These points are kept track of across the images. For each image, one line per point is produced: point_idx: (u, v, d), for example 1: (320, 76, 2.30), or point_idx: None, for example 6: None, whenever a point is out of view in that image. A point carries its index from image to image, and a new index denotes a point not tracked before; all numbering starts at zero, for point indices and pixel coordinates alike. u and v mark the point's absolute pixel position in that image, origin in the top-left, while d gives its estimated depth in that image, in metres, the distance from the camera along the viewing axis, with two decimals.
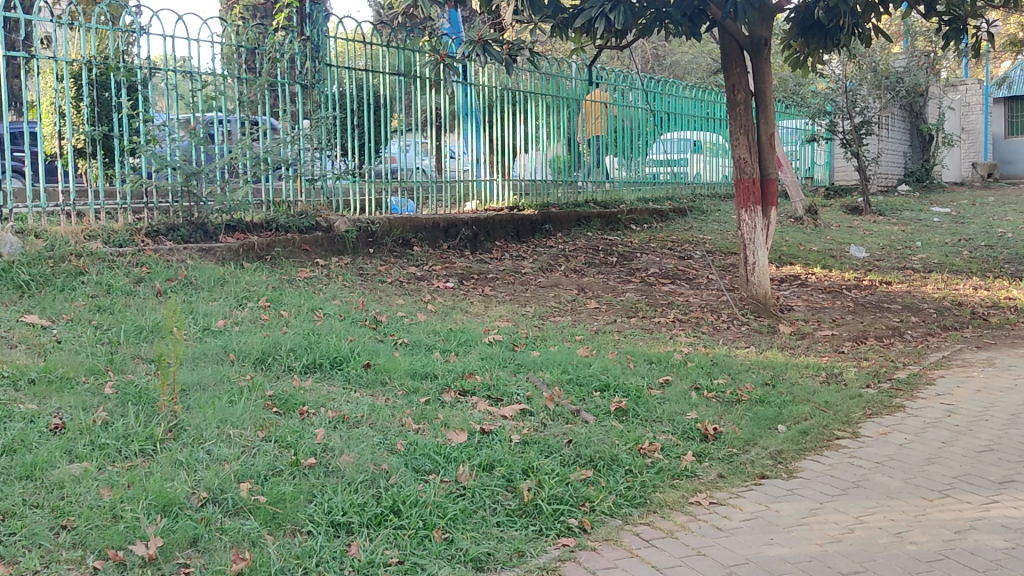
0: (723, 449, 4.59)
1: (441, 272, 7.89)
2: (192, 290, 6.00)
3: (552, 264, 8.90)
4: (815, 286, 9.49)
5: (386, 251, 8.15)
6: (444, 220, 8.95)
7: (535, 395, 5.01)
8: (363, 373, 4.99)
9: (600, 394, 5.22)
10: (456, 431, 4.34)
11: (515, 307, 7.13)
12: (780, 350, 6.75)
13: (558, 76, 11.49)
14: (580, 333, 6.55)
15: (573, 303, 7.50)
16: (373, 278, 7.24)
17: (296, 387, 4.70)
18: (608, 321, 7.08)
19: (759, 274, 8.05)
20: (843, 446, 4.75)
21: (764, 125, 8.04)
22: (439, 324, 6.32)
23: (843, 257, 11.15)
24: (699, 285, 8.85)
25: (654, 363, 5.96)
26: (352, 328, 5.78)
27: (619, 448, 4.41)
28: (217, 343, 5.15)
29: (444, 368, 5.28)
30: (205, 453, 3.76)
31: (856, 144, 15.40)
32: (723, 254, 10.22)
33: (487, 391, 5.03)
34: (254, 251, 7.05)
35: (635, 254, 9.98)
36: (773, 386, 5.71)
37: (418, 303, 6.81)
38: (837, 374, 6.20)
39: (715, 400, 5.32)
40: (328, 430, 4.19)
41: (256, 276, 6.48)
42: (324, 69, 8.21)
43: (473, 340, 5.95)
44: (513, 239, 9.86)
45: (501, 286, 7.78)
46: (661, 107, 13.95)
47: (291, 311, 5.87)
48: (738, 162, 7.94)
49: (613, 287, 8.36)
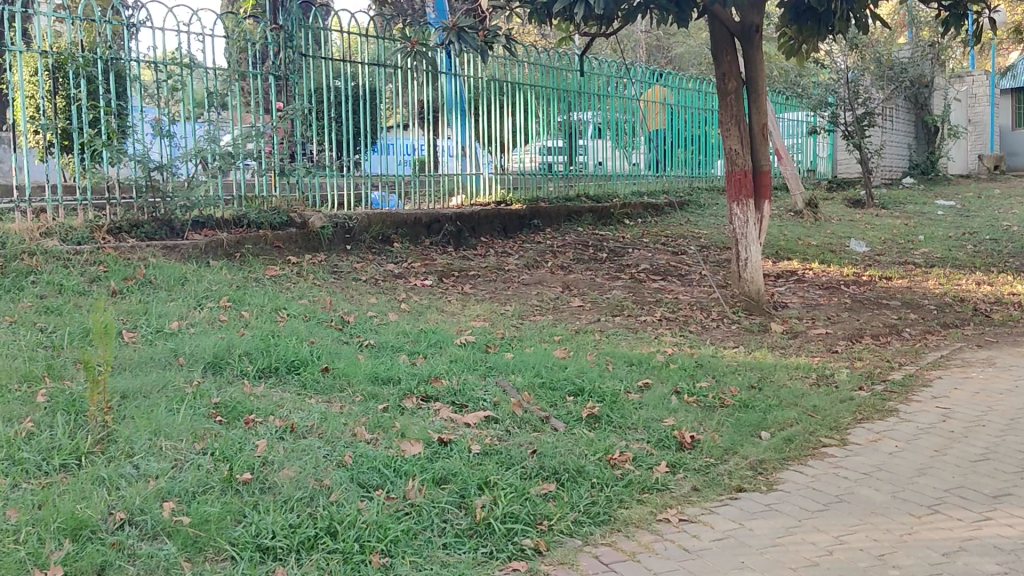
0: (699, 459, 4.30)
1: (420, 270, 7.60)
2: (150, 289, 5.73)
3: (537, 261, 8.61)
4: (811, 282, 9.18)
5: (364, 248, 7.86)
6: (426, 216, 8.66)
7: (502, 401, 4.72)
8: (320, 378, 4.72)
9: (573, 399, 4.94)
10: (411, 442, 4.05)
11: (495, 306, 6.85)
12: (770, 350, 6.44)
13: (549, 67, 11.21)
14: (560, 334, 6.26)
15: (555, 302, 7.21)
16: (346, 277, 6.96)
17: (245, 394, 4.42)
18: (590, 320, 6.79)
19: (752, 270, 7.72)
20: (829, 455, 4.45)
21: (756, 114, 7.72)
22: (410, 324, 6.03)
23: (842, 252, 10.83)
24: (690, 281, 8.54)
25: (635, 365, 5.66)
26: (315, 330, 5.50)
27: (586, 459, 4.12)
28: (167, 346, 4.87)
29: (409, 372, 5.00)
30: (132, 469, 3.49)
31: (858, 136, 15.05)
32: (718, 250, 9.90)
33: (452, 396, 4.74)
34: (222, 248, 6.78)
35: (626, 250, 9.67)
36: (759, 389, 5.42)
37: (392, 303, 6.52)
38: (829, 376, 5.90)
39: (696, 406, 5.02)
40: (272, 440, 3.91)
41: (219, 274, 6.20)
42: (299, 60, 7.97)
43: (444, 342, 5.67)
44: (500, 235, 9.58)
45: (482, 284, 7.50)
46: (659, 99, 13.67)
47: (253, 312, 5.59)
48: (729, 153, 7.63)
49: (600, 284, 8.07)
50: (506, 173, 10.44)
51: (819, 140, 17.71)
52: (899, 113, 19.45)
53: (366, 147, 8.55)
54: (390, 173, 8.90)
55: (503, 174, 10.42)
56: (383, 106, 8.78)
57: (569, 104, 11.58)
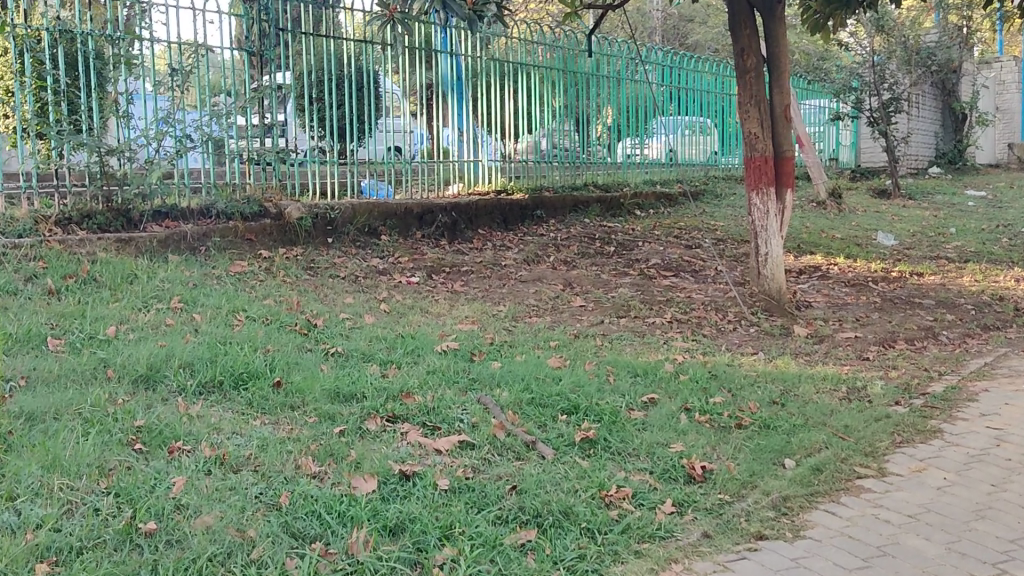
0: (712, 496, 3.61)
1: (407, 265, 6.92)
2: (93, 289, 5.08)
3: (538, 255, 7.93)
4: (837, 279, 8.46)
5: (347, 241, 7.19)
6: (417, 206, 7.98)
7: (482, 421, 4.05)
8: (269, 394, 4.06)
9: (566, 419, 4.25)
10: (364, 477, 3.37)
11: (487, 306, 6.17)
12: (793, 357, 5.74)
13: (556, 46, 10.47)
14: (558, 338, 5.58)
15: (555, 301, 6.53)
16: (323, 273, 6.30)
17: (178, 415, 3.77)
18: (592, 322, 6.11)
19: (772, 266, 7.03)
20: (865, 490, 3.76)
21: (778, 96, 7.00)
22: (387, 327, 5.36)
23: (869, 245, 10.09)
24: (705, 278, 7.84)
25: (640, 375, 4.97)
26: (276, 335, 4.84)
27: (576, 496, 3.45)
28: (96, 357, 4.22)
29: (377, 386, 4.33)
30: (11, 515, 2.83)
31: (884, 123, 14.30)
32: (735, 243, 9.19)
33: (424, 416, 4.07)
34: (185, 241, 6.14)
35: (636, 243, 8.97)
36: (782, 406, 4.72)
37: (371, 302, 5.85)
38: (861, 388, 5.19)
39: (709, 427, 4.33)
40: (195, 476, 3.24)
41: (175, 271, 5.55)
42: (276, 35, 7.28)
43: (424, 347, 5.00)
44: (500, 227, 8.89)
45: (475, 281, 6.82)
46: (674, 81, 12.91)
47: (206, 314, 4.94)
48: (747, 137, 6.92)
49: (605, 281, 7.38)
50: (507, 161, 9.78)
51: (842, 127, 16.91)
52: (925, 99, 18.60)
53: (353, 131, 7.89)
54: (379, 158, 8.31)
55: (504, 162, 9.74)
56: (368, 88, 8.12)
57: (577, 88, 10.87)
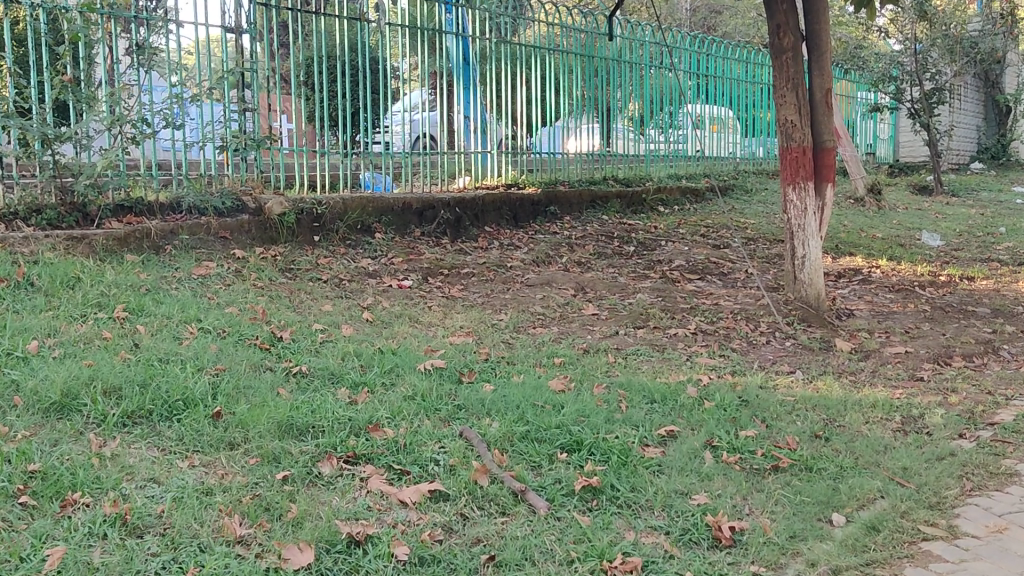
0: (743, 568, 2.87)
1: (401, 266, 6.21)
2: (27, 295, 4.41)
3: (549, 256, 7.20)
4: (880, 284, 7.67)
5: (336, 239, 6.49)
6: (417, 201, 7.26)
7: (462, 463, 3.32)
8: (206, 427, 3.37)
9: (566, 458, 3.53)
10: (301, 545, 2.66)
11: (485, 314, 5.46)
12: (837, 377, 4.97)
13: (573, 28, 9.69)
14: (564, 354, 4.85)
15: (564, 309, 5.81)
16: (303, 275, 5.59)
17: (86, 456, 3.08)
18: (605, 334, 5.38)
19: (810, 270, 6.27)
20: (935, 559, 3.01)
21: (817, 79, 6.22)
22: (366, 339, 4.65)
23: (913, 246, 9.28)
24: (734, 282, 7.08)
25: (659, 401, 4.23)
26: (230, 350, 4.15)
27: (571, 571, 2.72)
28: (6, 378, 3.54)
29: (339, 415, 3.62)
30: None
31: (925, 115, 13.47)
32: (768, 243, 8.42)
33: (393, 455, 3.34)
34: (148, 239, 5.47)
35: (658, 242, 8.22)
36: (826, 441, 3.97)
37: (352, 309, 5.15)
38: (918, 417, 4.42)
39: (738, 469, 3.59)
40: (84, 546, 2.55)
41: (129, 273, 4.88)
42: (258, 10, 6.57)
43: (405, 365, 4.29)
44: (510, 224, 8.17)
45: (475, 285, 6.11)
46: (700, 68, 12.10)
47: (153, 326, 4.26)
48: (783, 126, 6.15)
49: (622, 285, 6.64)
50: (515, 152, 9.08)
51: (880, 119, 16.02)
52: (967, 91, 17.71)
53: (346, 119, 7.22)
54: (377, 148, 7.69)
55: (513, 152, 9.05)
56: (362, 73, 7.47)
57: (597, 75, 10.11)
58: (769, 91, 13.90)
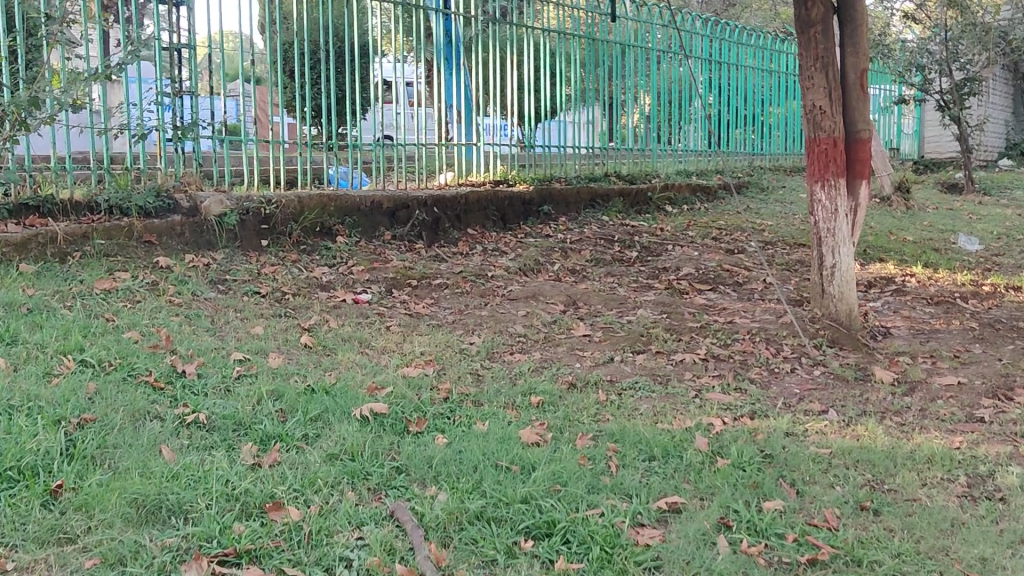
0: None
1: (361, 276, 5.30)
2: None
3: (539, 263, 6.29)
4: (917, 295, 6.73)
5: (288, 243, 5.57)
6: (389, 199, 6.35)
7: (383, 564, 2.42)
8: (36, 511, 2.48)
9: (531, 549, 2.62)
10: None
11: (453, 337, 4.55)
12: (880, 420, 4.04)
13: (572, 8, 8.76)
14: (543, 389, 3.94)
15: (550, 328, 4.89)
16: (237, 288, 4.69)
17: None
18: (597, 362, 4.46)
19: (841, 282, 5.35)
20: None
21: (851, 57, 5.28)
22: (297, 373, 3.75)
23: (948, 250, 8.34)
24: (750, 294, 6.16)
25: (658, 457, 3.32)
26: (111, 393, 3.25)
27: None
28: None
29: (230, 488, 2.74)
30: None
31: (956, 106, 12.52)
32: (788, 249, 7.48)
33: (291, 552, 2.45)
34: (53, 245, 4.58)
35: (664, 247, 7.31)
36: (876, 516, 3.05)
37: (289, 332, 4.24)
38: (987, 476, 3.48)
39: (762, 565, 2.67)
40: None
41: (11, 289, 3.99)
42: None
43: (338, 410, 3.38)
44: (497, 226, 7.24)
45: (447, 299, 5.20)
46: (712, 56, 11.16)
47: (18, 359, 3.37)
48: (811, 113, 5.22)
49: (622, 297, 5.72)
50: (505, 144, 8.19)
51: (904, 113, 15.04)
52: (995, 84, 16.64)
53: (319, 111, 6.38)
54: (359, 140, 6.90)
55: (503, 145, 8.16)
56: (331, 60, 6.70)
57: (601, 62, 9.20)
58: (785, 82, 12.93)
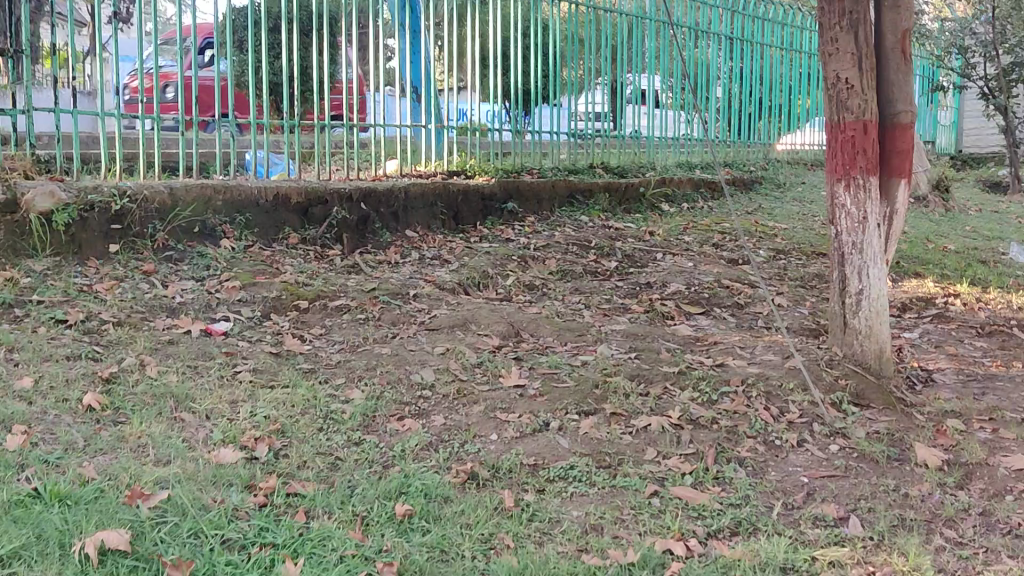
0: None
1: (233, 295, 4.02)
2: None
3: (486, 277, 4.98)
4: (965, 323, 5.36)
5: (148, 250, 4.30)
6: (302, 192, 5.05)
7: None
8: None
9: None
10: None
11: (323, 391, 3.25)
12: (927, 540, 2.71)
13: None
14: (421, 486, 2.63)
15: (467, 375, 3.58)
16: (36, 315, 3.43)
17: None
18: (521, 433, 3.15)
19: (870, 312, 4.02)
20: None
21: (891, 14, 3.92)
22: (40, 463, 2.47)
23: (999, 262, 6.98)
24: (752, 322, 4.83)
25: None
26: None
27: None
28: None
29: None
30: None
31: (1003, 94, 11.05)
32: (805, 262, 6.13)
33: None
34: None
35: (651, 256, 5.97)
36: None
37: (73, 385, 2.97)
38: None
39: None
40: None
41: None
42: None
43: (51, 542, 2.10)
44: (447, 226, 5.94)
45: (340, 329, 3.89)
46: (732, 32, 9.76)
47: None
48: (835, 88, 3.88)
49: (582, 325, 4.41)
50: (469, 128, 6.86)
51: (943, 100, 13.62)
52: None
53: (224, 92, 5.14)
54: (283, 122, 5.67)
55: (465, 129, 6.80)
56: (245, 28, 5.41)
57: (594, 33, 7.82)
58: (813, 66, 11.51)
